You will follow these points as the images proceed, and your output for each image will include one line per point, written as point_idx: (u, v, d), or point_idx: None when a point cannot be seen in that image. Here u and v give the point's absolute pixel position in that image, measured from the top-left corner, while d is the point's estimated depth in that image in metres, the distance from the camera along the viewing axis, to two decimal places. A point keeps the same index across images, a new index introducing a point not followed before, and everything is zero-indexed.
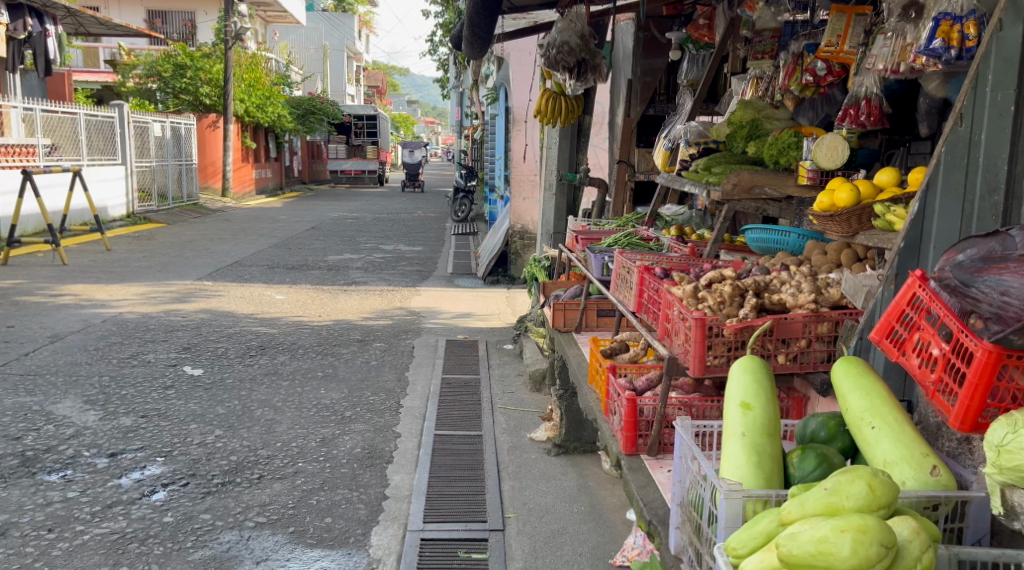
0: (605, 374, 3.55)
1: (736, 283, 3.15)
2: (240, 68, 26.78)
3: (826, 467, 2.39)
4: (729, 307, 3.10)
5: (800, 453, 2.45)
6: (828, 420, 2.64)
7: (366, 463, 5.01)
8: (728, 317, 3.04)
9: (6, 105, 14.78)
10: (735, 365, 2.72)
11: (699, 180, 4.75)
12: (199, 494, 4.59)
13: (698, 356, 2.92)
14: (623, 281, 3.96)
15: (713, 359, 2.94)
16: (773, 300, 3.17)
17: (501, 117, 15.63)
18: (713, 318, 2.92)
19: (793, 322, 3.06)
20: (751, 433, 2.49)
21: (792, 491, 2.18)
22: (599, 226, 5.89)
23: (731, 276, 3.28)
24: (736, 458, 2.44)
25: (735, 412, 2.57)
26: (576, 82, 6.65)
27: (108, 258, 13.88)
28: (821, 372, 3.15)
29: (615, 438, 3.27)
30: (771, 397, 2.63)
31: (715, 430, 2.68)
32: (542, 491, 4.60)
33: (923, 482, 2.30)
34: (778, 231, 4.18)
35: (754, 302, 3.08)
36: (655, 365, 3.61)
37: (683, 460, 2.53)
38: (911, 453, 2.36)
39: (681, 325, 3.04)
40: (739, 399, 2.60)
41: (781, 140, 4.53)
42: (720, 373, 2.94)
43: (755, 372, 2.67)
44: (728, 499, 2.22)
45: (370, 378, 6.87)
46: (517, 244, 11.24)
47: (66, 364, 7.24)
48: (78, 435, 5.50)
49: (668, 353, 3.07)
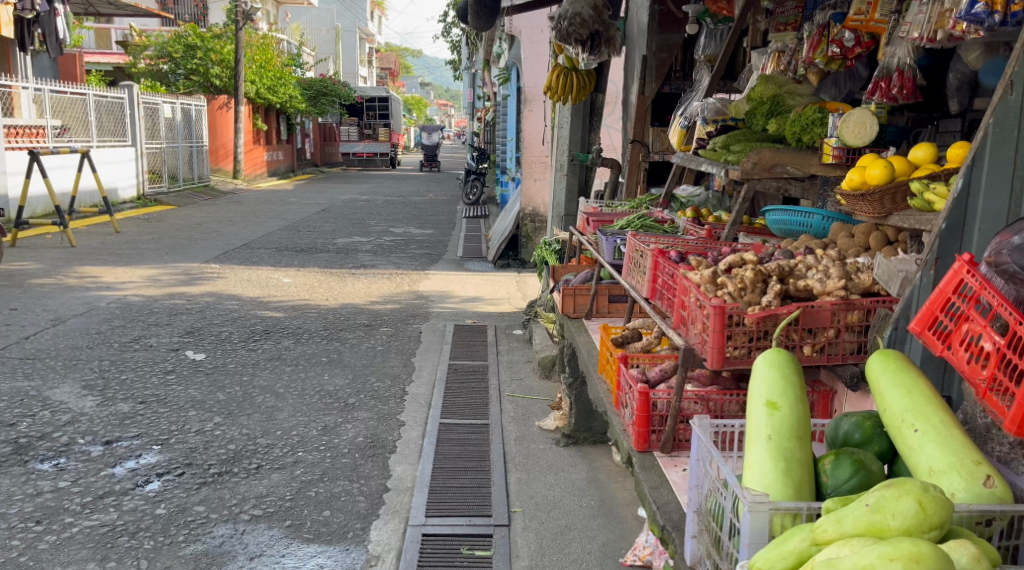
0: (615, 364, 3.31)
1: (758, 267, 2.92)
2: (251, 49, 26.61)
3: (863, 475, 2.20)
4: (751, 294, 2.85)
5: (834, 460, 2.26)
6: (863, 420, 2.44)
7: (368, 453, 4.84)
8: (750, 306, 2.79)
9: (16, 85, 14.65)
10: (760, 359, 2.51)
11: (717, 159, 4.58)
12: (194, 484, 4.41)
13: (717, 348, 2.68)
14: (636, 265, 3.75)
15: (733, 351, 2.71)
16: (798, 286, 2.95)
17: (513, 98, 15.38)
18: (733, 306, 2.69)
19: (820, 310, 2.84)
20: (777, 436, 2.28)
21: (828, 506, 2.00)
22: (611, 208, 5.66)
23: (752, 260, 3.03)
24: (761, 464, 2.24)
25: (760, 412, 2.37)
26: (589, 56, 6.39)
27: (117, 240, 13.75)
28: (851, 365, 2.93)
29: (625, 433, 3.05)
30: (800, 393, 2.42)
31: (735, 431, 2.48)
32: (550, 484, 4.41)
33: (975, 494, 2.09)
34: (800, 213, 3.94)
35: (778, 288, 2.83)
36: (669, 354, 3.38)
37: (701, 463, 2.32)
38: (961, 461, 2.15)
39: (698, 313, 2.81)
40: (764, 397, 2.39)
41: (804, 116, 4.30)
42: (740, 365, 2.72)
43: (782, 368, 2.46)
44: (753, 513, 2.01)
45: (375, 363, 6.69)
46: (528, 228, 11.04)
47: (66, 347, 7.08)
48: (73, 422, 5.33)
49: (683, 343, 2.84)
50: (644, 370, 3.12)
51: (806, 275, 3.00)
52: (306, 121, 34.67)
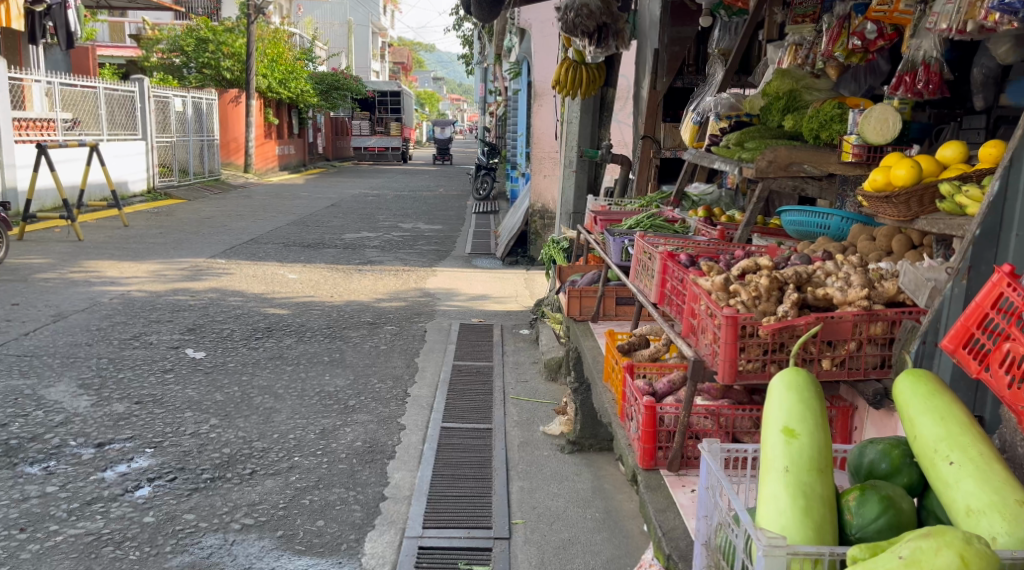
0: (620, 374, 3.12)
1: (773, 273, 2.73)
2: (262, 43, 26.51)
3: (892, 513, 2.04)
4: (765, 304, 2.68)
5: (859, 494, 2.09)
6: (890, 449, 2.27)
7: (366, 458, 4.68)
8: (765, 316, 2.62)
9: (26, 78, 14.55)
10: (777, 381, 2.34)
11: (730, 156, 4.38)
12: (185, 491, 4.26)
13: (729, 360, 2.49)
14: (644, 268, 3.58)
15: (746, 364, 2.51)
16: (817, 295, 2.77)
17: (523, 92, 15.20)
18: (747, 316, 2.49)
19: (840, 322, 2.65)
20: (795, 469, 2.12)
21: (855, 555, 1.84)
22: (620, 206, 5.47)
23: (767, 265, 2.85)
24: (777, 500, 2.08)
25: (777, 441, 2.20)
26: (596, 49, 6.21)
27: (124, 234, 13.63)
28: (873, 381, 2.73)
29: (630, 448, 2.86)
30: (821, 419, 2.25)
31: (748, 455, 2.31)
32: (553, 494, 4.24)
33: (1019, 539, 1.92)
34: (818, 214, 3.75)
35: (795, 297, 2.63)
36: (678, 363, 3.20)
37: (711, 493, 2.15)
38: (1001, 500, 1.98)
39: (709, 322, 2.61)
40: (781, 424, 2.23)
41: (823, 112, 4.10)
42: (754, 379, 2.52)
43: (801, 390, 2.29)
44: (769, 558, 1.84)
45: (378, 364, 6.53)
46: (537, 224, 10.86)
47: (65, 344, 6.93)
48: (67, 422, 5.15)
49: (693, 353, 2.65)
50: (651, 382, 2.94)
51: (826, 283, 2.81)
52: (317, 115, 34.54)
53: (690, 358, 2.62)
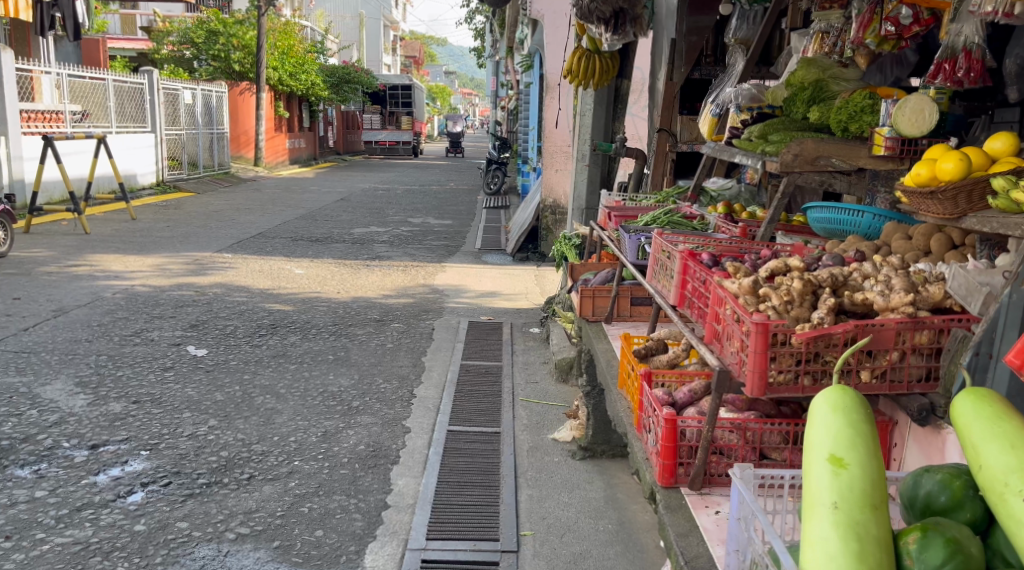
0: (637, 382, 2.91)
1: (806, 275, 2.51)
2: (273, 35, 26.34)
3: (959, 560, 1.86)
4: (799, 309, 2.44)
5: (920, 537, 1.91)
6: (950, 479, 2.10)
7: (369, 463, 4.49)
8: (798, 324, 2.38)
9: (36, 70, 14.45)
10: (820, 399, 2.16)
11: (753, 149, 4.18)
12: (179, 497, 4.07)
13: (759, 372, 2.27)
14: (662, 268, 3.37)
15: (776, 375, 2.30)
16: (855, 299, 2.55)
17: (535, 85, 15.00)
18: (779, 322, 2.27)
19: (883, 330, 2.43)
20: (846, 505, 1.96)
21: None
22: (635, 202, 5.25)
23: (798, 266, 2.62)
24: (827, 542, 1.91)
25: (824, 471, 2.03)
26: (613, 36, 6.01)
27: (132, 227, 13.48)
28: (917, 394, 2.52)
29: (646, 462, 2.65)
30: (871, 443, 2.06)
31: (786, 482, 2.12)
32: (564, 503, 4.06)
33: None
34: (849, 211, 3.56)
35: (831, 302, 2.40)
36: (699, 370, 2.97)
37: (743, 523, 1.98)
38: None
39: (735, 328, 2.40)
40: (828, 451, 2.05)
41: (853, 103, 3.91)
42: (785, 393, 2.30)
43: (847, 412, 2.10)
44: None
45: (384, 363, 6.35)
46: (548, 220, 10.66)
47: (64, 340, 6.76)
48: (61, 423, 4.96)
49: (717, 362, 2.43)
50: (670, 390, 2.73)
51: (864, 287, 2.60)
52: (328, 109, 34.38)
53: (714, 367, 2.40)
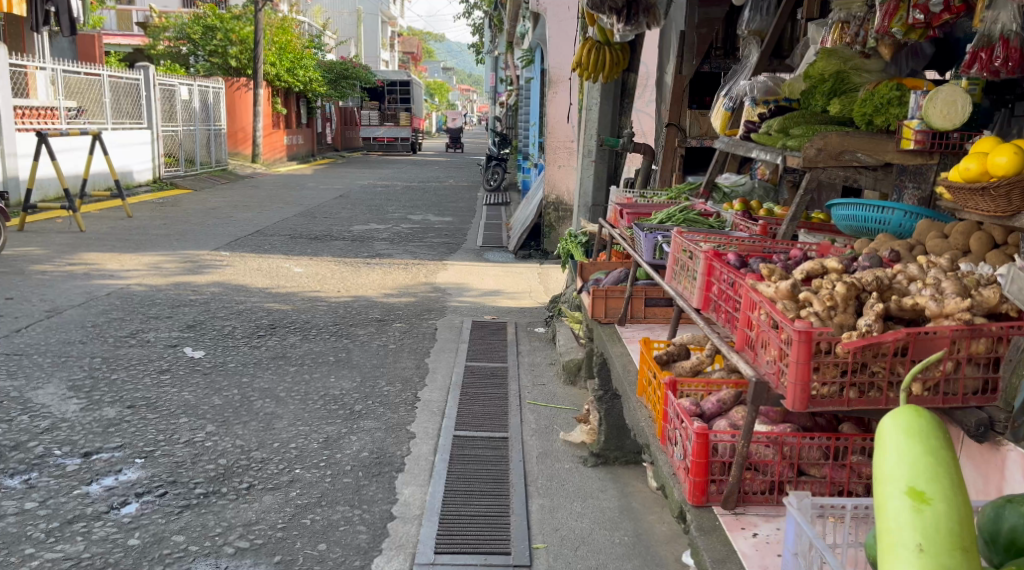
0: (660, 391, 2.74)
1: (848, 277, 2.34)
2: (270, 31, 26.12)
3: None
4: (843, 315, 2.27)
5: None
6: None
7: (372, 471, 4.32)
8: (842, 333, 2.22)
9: (31, 65, 14.26)
10: (892, 421, 1.91)
11: (773, 144, 4.01)
12: (175, 508, 3.91)
13: (801, 385, 2.12)
14: (682, 268, 3.22)
15: (820, 387, 2.14)
16: (903, 304, 2.41)
17: (536, 79, 14.83)
18: (822, 330, 2.11)
19: (937, 340, 2.21)
20: (933, 546, 1.74)
21: None
22: (647, 199, 5.08)
23: (838, 268, 2.47)
24: None
25: (903, 505, 1.80)
26: (625, 27, 5.81)
27: (127, 225, 13.29)
28: (972, 408, 2.37)
29: (673, 476, 2.50)
30: (954, 471, 1.83)
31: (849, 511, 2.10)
32: (577, 514, 3.90)
33: None
34: (877, 209, 3.38)
35: (880, 309, 2.23)
36: (726, 376, 2.81)
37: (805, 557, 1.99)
38: None
39: (772, 336, 2.24)
40: (907, 482, 1.81)
41: (879, 94, 3.73)
42: (829, 406, 2.15)
43: (926, 436, 1.86)
44: None
45: (387, 364, 6.18)
46: (551, 216, 10.50)
47: (57, 342, 6.58)
48: (53, 429, 4.79)
49: (752, 372, 2.27)
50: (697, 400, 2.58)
51: (911, 291, 2.46)
52: (326, 105, 34.18)
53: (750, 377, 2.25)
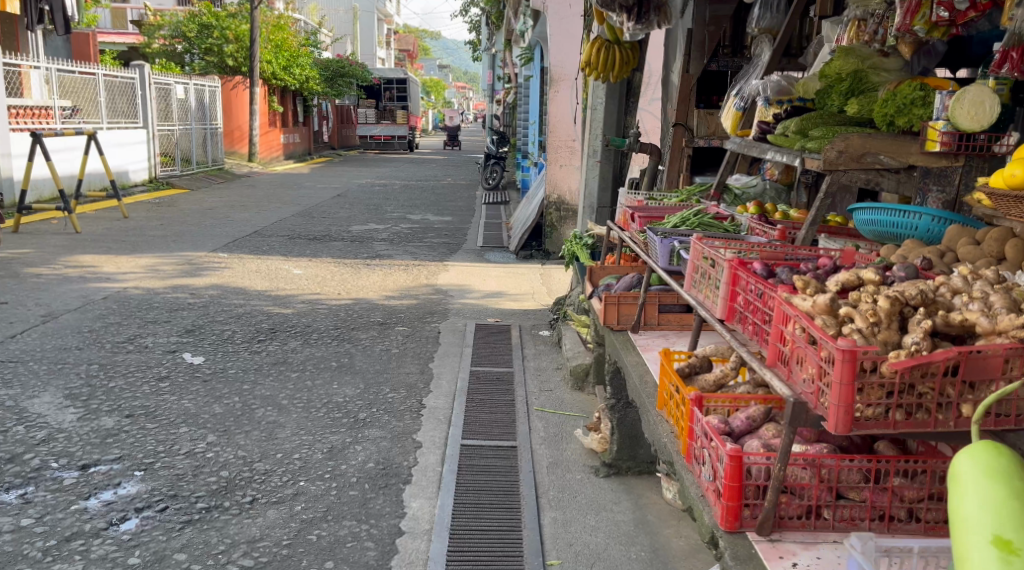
0: (686, 406, 2.63)
1: (890, 291, 2.22)
2: (267, 28, 25.95)
3: None
4: (886, 332, 2.16)
5: None
6: None
7: (379, 483, 4.21)
8: (886, 351, 2.11)
9: (25, 65, 14.09)
10: (969, 464, 1.90)
11: (791, 146, 3.91)
12: (176, 524, 3.79)
13: (845, 408, 2.01)
14: (702, 276, 3.10)
15: (863, 409, 2.04)
16: (950, 319, 2.21)
17: (536, 78, 14.71)
18: (866, 350, 2.00)
19: (988, 358, 2.08)
20: None
21: None
22: (657, 202, 4.97)
23: (876, 280, 2.35)
24: None
25: (991, 557, 1.76)
26: (636, 25, 5.69)
27: (123, 226, 13.13)
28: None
29: (703, 499, 2.39)
30: None
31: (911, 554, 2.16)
32: (591, 528, 3.80)
33: None
34: (903, 212, 3.26)
35: (926, 325, 2.12)
36: (753, 390, 2.70)
37: None
38: None
39: (810, 352, 2.13)
40: (993, 531, 1.78)
41: (901, 94, 3.60)
42: (873, 429, 2.05)
43: (1006, 477, 1.84)
44: None
45: (390, 370, 6.06)
46: (552, 216, 10.36)
47: (53, 348, 6.44)
48: (49, 440, 4.66)
49: (788, 391, 2.17)
50: (725, 417, 2.47)
51: (956, 305, 2.29)
52: (323, 103, 33.99)
53: (786, 397, 2.14)
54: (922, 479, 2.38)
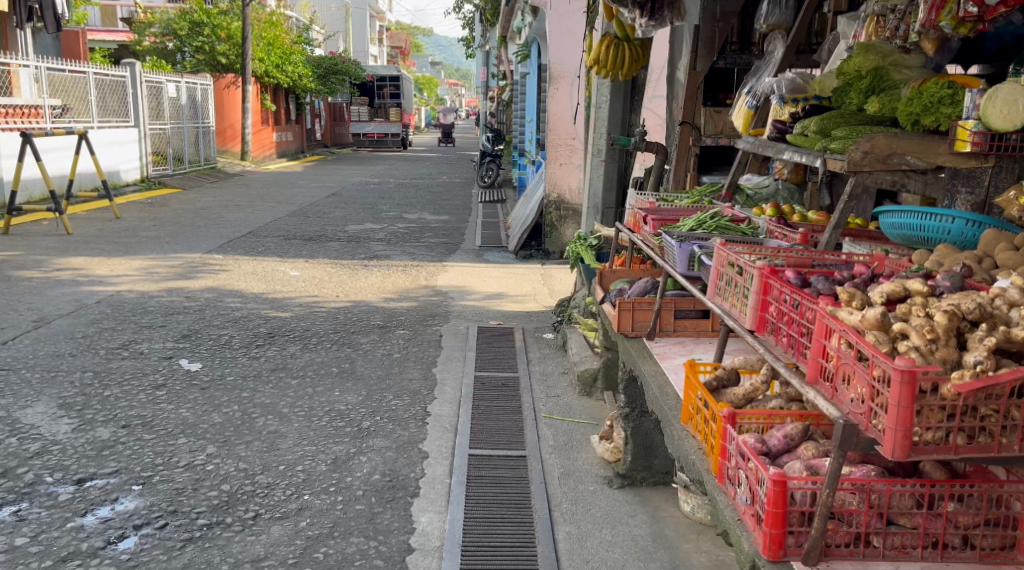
0: (718, 424, 2.49)
1: (945, 305, 2.11)
2: (259, 25, 25.72)
3: None
4: (942, 349, 2.04)
5: None
6: None
7: (386, 496, 4.08)
8: (944, 370, 1.99)
9: (14, 63, 13.89)
10: None
11: (812, 146, 3.79)
12: (176, 543, 3.66)
13: (904, 433, 1.88)
14: (729, 284, 2.98)
15: (922, 434, 1.91)
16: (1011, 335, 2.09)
17: (533, 74, 14.57)
18: (927, 369, 1.88)
19: None
20: None
21: None
22: (669, 203, 4.84)
23: (926, 292, 2.23)
24: None
25: None
26: (649, 21, 5.57)
27: (115, 226, 12.95)
28: None
29: (740, 523, 2.26)
30: None
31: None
32: (608, 543, 3.68)
33: None
34: (934, 215, 3.13)
35: (989, 343, 2.00)
36: (789, 406, 2.57)
37: None
38: None
39: (862, 371, 2.00)
40: None
41: (928, 92, 3.48)
42: (933, 454, 1.93)
43: None
44: None
45: (393, 375, 5.92)
46: (552, 216, 10.21)
47: (46, 355, 6.28)
48: (43, 453, 4.51)
49: (838, 412, 2.04)
50: (761, 436, 2.34)
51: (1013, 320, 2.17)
52: (315, 101, 33.79)
53: (835, 418, 2.02)
54: (975, 503, 2.31)
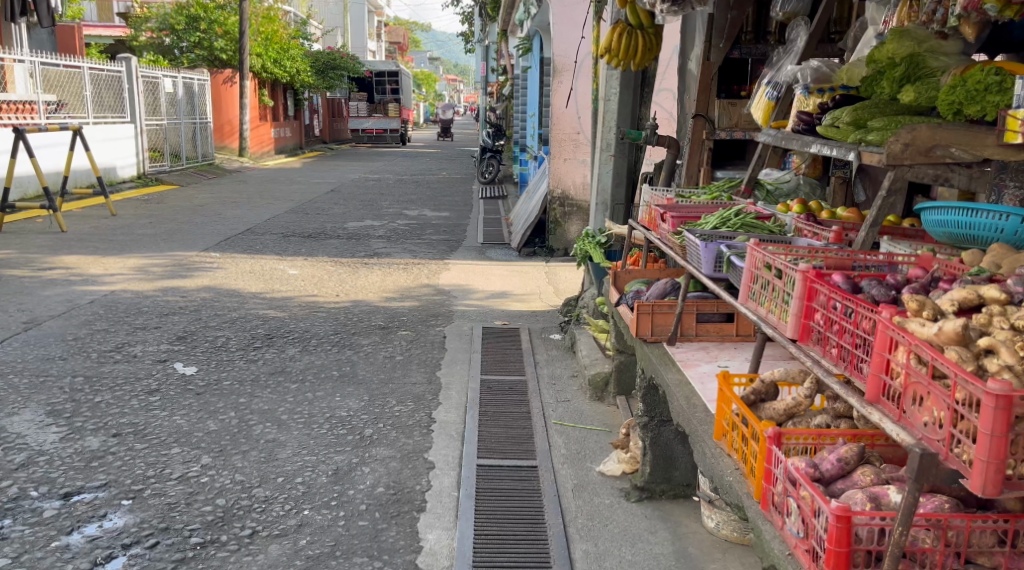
0: (763, 446, 2.26)
1: None
2: (256, 21, 25.44)
3: None
4: None
5: None
6: None
7: (390, 512, 3.85)
8: None
9: (8, 58, 13.62)
10: None
11: (845, 138, 3.59)
12: (168, 564, 3.43)
13: (996, 467, 1.68)
14: (766, 288, 2.74)
15: (1014, 467, 1.71)
16: None
17: (535, 68, 14.32)
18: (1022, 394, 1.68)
19: None
20: None
21: None
22: (687, 200, 4.60)
23: (1000, 304, 2.03)
24: None
25: None
26: (669, 7, 5.30)
27: (111, 224, 12.71)
28: None
29: (791, 558, 2.05)
30: None
31: None
32: (628, 562, 3.45)
33: None
34: (986, 213, 2.88)
35: None
36: (842, 426, 2.34)
37: None
38: None
39: (941, 394, 1.79)
40: None
41: (972, 80, 3.24)
42: None
43: None
44: None
45: (395, 379, 5.69)
46: (557, 212, 9.91)
47: (35, 358, 6.03)
48: (29, 465, 4.28)
49: (912, 440, 1.83)
50: (813, 460, 2.13)
51: None
52: (313, 97, 33.50)
53: (909, 445, 1.81)
54: None
